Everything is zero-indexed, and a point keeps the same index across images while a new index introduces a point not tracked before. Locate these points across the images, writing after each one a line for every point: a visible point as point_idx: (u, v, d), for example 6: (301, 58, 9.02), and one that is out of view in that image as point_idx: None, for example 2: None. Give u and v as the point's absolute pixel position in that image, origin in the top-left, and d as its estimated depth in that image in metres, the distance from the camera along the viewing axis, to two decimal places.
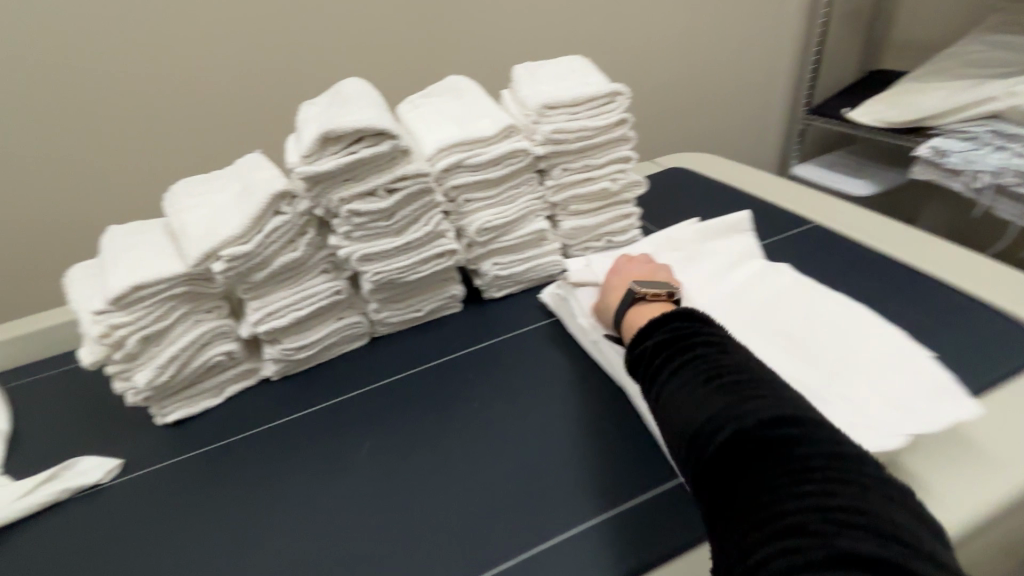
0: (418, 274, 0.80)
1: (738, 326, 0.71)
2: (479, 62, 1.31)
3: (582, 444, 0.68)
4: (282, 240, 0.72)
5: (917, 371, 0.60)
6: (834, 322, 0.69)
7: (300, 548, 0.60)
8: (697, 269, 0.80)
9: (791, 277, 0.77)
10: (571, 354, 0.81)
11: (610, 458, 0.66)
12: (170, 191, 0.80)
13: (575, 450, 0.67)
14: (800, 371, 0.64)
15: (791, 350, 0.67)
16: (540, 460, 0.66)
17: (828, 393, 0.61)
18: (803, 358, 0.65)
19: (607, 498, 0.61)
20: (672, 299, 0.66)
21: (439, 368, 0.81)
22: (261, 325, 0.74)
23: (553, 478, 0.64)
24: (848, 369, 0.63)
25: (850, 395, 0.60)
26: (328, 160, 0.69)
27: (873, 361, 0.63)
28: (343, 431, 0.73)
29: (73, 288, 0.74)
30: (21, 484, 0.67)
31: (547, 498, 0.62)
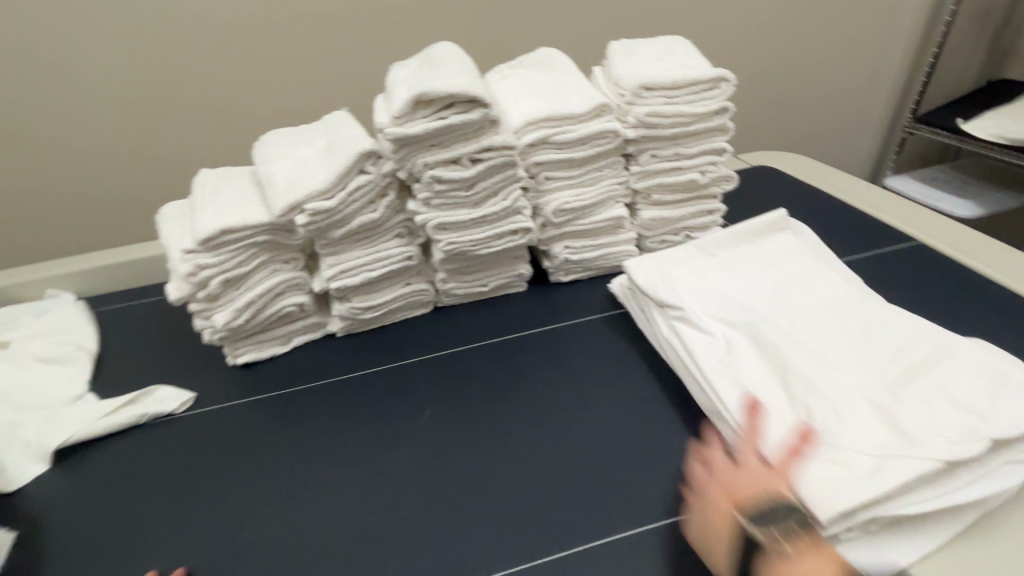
0: (490, 249, 0.78)
1: (799, 324, 0.66)
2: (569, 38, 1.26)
3: (641, 444, 0.65)
4: (363, 200, 0.70)
5: (988, 376, 0.56)
6: (881, 329, 0.64)
7: (357, 509, 0.61)
8: (748, 265, 0.75)
9: (849, 282, 0.72)
10: (638, 350, 0.78)
11: (670, 462, 0.63)
12: (258, 142, 0.80)
13: (634, 450, 0.64)
14: (865, 374, 0.59)
15: (854, 351, 0.62)
16: (601, 457, 0.64)
17: (895, 397, 0.56)
18: (867, 361, 0.61)
19: (670, 503, 0.59)
20: (804, 542, 0.45)
21: (503, 346, 0.80)
22: (333, 281, 0.74)
23: (614, 478, 0.62)
24: (914, 375, 0.58)
25: (919, 401, 0.55)
26: (419, 122, 0.67)
27: (920, 367, 0.59)
28: (402, 396, 0.73)
29: (162, 227, 0.75)
30: (105, 404, 0.70)
31: (603, 493, 0.60)
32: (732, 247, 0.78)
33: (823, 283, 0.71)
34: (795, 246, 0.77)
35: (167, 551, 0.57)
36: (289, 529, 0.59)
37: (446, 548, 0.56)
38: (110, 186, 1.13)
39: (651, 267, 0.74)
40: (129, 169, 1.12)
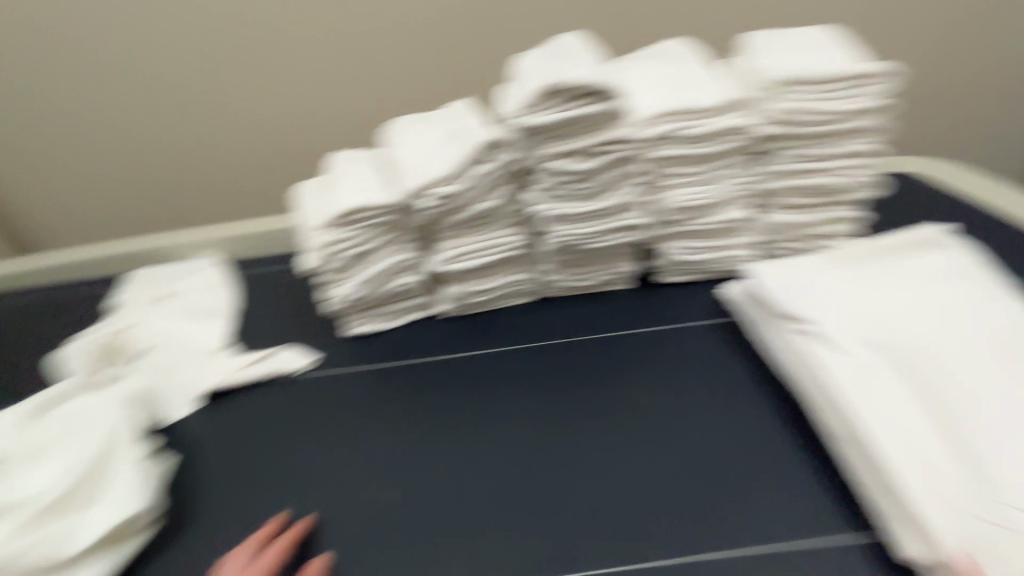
0: (600, 244, 0.76)
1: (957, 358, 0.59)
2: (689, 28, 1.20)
3: (746, 464, 0.63)
4: (479, 188, 0.71)
5: None
6: None
7: (459, 487, 0.64)
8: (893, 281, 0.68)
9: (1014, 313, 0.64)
10: (750, 362, 0.73)
11: (775, 487, 0.61)
12: (390, 123, 0.85)
13: (738, 469, 0.62)
14: None
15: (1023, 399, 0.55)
16: (705, 471, 0.63)
17: None
18: None
19: (773, 530, 0.57)
20: None
21: (604, 343, 0.78)
22: (447, 264, 0.77)
23: (717, 494, 0.61)
24: None
25: None
26: (546, 113, 0.67)
27: None
28: (503, 383, 0.74)
29: (302, 200, 0.83)
30: (239, 358, 0.77)
31: (702, 508, 0.60)
32: (874, 259, 0.71)
33: (985, 310, 0.63)
34: (949, 264, 0.69)
35: (290, 499, 0.63)
36: (398, 496, 0.63)
37: (544, 540, 0.59)
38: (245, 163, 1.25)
39: (783, 276, 0.68)
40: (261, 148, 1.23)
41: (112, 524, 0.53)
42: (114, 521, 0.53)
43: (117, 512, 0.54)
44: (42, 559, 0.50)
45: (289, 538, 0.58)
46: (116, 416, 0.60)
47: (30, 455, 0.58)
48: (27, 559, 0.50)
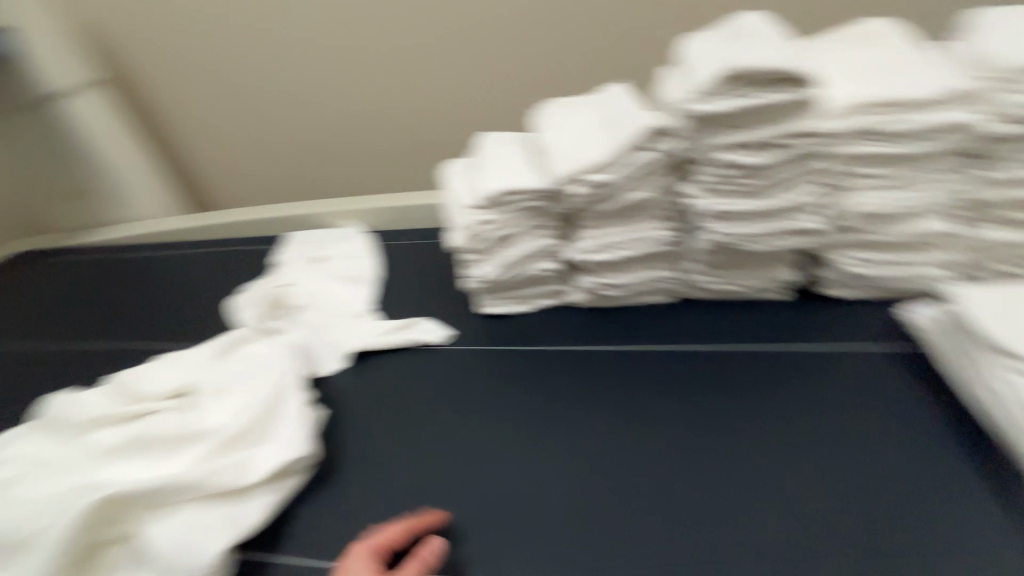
0: (762, 247, 0.69)
1: None
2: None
3: (911, 509, 0.56)
4: (635, 177, 0.68)
5: None
6: None
7: (590, 482, 0.62)
8: None
9: None
10: (934, 404, 0.64)
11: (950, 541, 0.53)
12: (539, 108, 0.83)
13: (901, 513, 0.56)
14: None
15: None
16: (872, 516, 0.56)
17: None
18: None
19: None
20: None
21: (752, 355, 0.72)
22: (589, 254, 0.75)
23: (888, 543, 0.54)
24: None
25: None
26: (726, 99, 0.61)
27: None
28: (632, 380, 0.72)
29: (450, 179, 0.85)
30: (384, 324, 0.83)
31: (857, 548, 0.54)
32: None
33: None
34: None
35: (426, 463, 0.67)
36: (529, 478, 0.64)
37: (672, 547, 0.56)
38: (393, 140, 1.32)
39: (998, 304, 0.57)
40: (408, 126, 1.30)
41: (284, 458, 0.59)
42: (285, 457, 0.59)
43: (287, 449, 0.60)
44: (228, 482, 0.56)
45: (413, 523, 0.58)
46: (290, 365, 0.67)
47: (217, 389, 0.65)
48: (217, 479, 0.56)
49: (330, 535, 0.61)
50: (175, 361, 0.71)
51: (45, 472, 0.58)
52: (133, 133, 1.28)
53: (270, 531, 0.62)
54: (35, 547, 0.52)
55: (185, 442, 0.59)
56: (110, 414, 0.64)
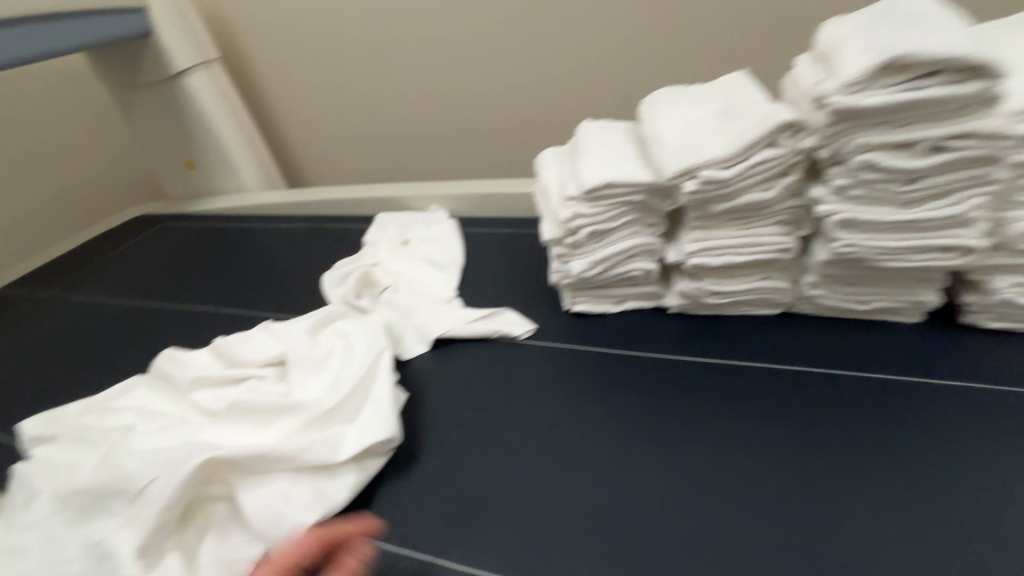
0: (900, 264, 0.61)
1: None
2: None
3: None
4: (761, 175, 0.62)
5: None
6: None
7: (674, 502, 0.57)
8: None
9: None
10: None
11: None
12: (646, 98, 0.78)
13: None
14: None
15: None
16: None
17: None
18: None
19: None
20: None
21: (874, 385, 0.64)
22: (694, 257, 0.69)
23: None
24: None
25: None
26: (876, 94, 0.53)
27: None
28: (729, 397, 0.66)
29: (546, 168, 0.82)
30: (469, 312, 0.82)
31: None
32: None
33: None
34: None
35: (503, 458, 0.64)
36: (605, 489, 0.59)
37: None
38: (482, 126, 1.31)
39: None
40: (499, 113, 1.28)
41: (370, 441, 0.59)
42: (374, 438, 0.59)
43: (374, 432, 0.60)
44: (318, 457, 0.57)
45: (327, 534, 0.51)
46: (383, 349, 0.69)
47: (313, 365, 0.67)
48: (308, 453, 0.57)
49: (399, 519, 0.60)
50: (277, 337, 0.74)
51: (160, 434, 0.61)
52: (242, 110, 1.36)
53: (348, 511, 0.62)
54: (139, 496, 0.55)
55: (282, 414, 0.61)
56: (217, 378, 0.68)
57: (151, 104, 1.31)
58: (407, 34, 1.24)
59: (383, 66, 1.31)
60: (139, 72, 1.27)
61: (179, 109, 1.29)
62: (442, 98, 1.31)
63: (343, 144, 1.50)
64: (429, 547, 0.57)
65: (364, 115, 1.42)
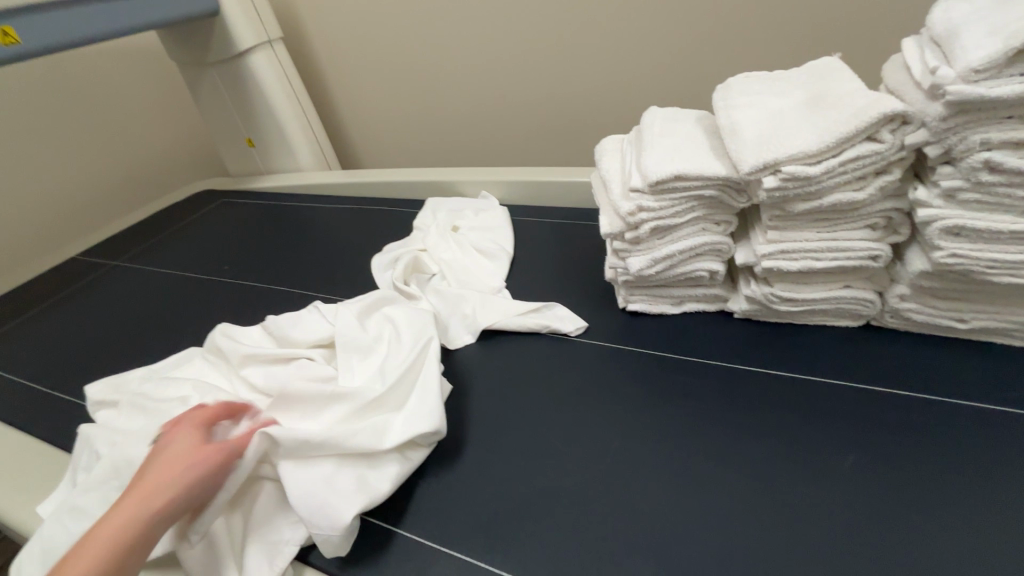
0: (1014, 281, 0.54)
1: None
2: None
3: None
4: (856, 173, 0.56)
5: None
6: None
7: (729, 524, 0.52)
8: None
9: None
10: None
11: None
12: (724, 82, 0.71)
13: None
14: None
15: None
16: None
17: None
18: None
19: None
20: None
21: (971, 416, 0.57)
22: (766, 259, 0.63)
23: None
24: None
25: None
26: (1006, 83, 0.46)
27: None
28: (799, 413, 0.60)
29: (607, 157, 0.77)
30: (519, 305, 0.79)
31: None
32: None
33: None
34: None
35: (546, 459, 0.61)
36: (654, 504, 0.55)
37: None
38: (539, 112, 1.27)
39: None
40: (557, 98, 1.23)
41: (415, 431, 0.58)
42: (420, 429, 0.58)
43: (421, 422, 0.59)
44: (362, 446, 0.56)
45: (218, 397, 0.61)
46: (432, 338, 0.67)
47: (361, 351, 0.67)
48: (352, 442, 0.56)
49: (438, 515, 0.59)
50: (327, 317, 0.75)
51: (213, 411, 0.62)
52: (302, 90, 1.37)
53: (391, 501, 0.61)
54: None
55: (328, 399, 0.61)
56: (267, 357, 0.68)
57: (217, 83, 1.34)
58: (467, 13, 1.20)
59: (440, 48, 1.29)
60: (205, 51, 1.30)
61: (243, 87, 1.32)
62: (499, 81, 1.27)
63: (397, 126, 1.50)
64: (464, 545, 0.55)
65: (419, 97, 1.40)
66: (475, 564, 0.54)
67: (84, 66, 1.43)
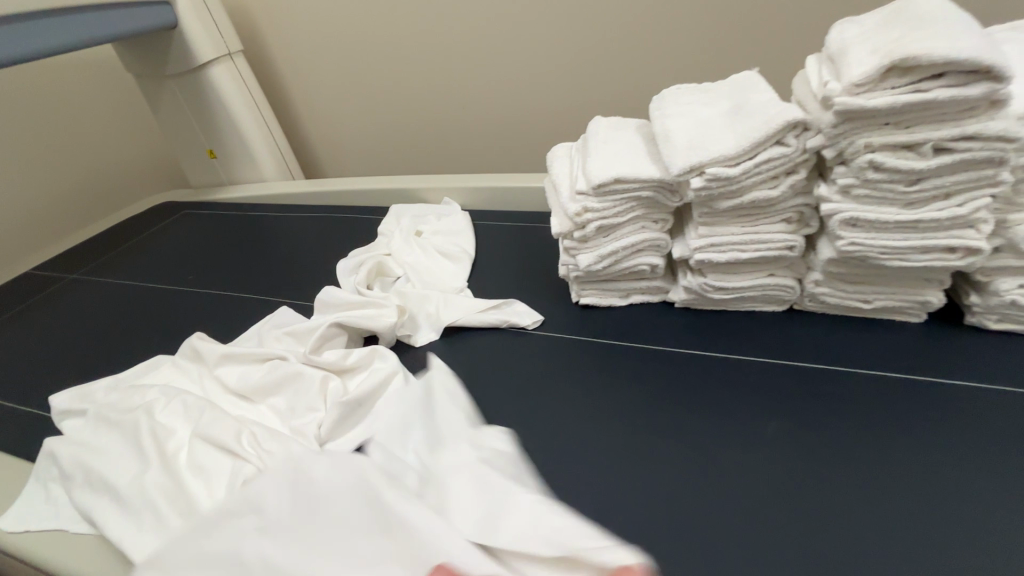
0: (903, 264, 0.62)
1: None
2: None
3: None
4: (768, 173, 0.63)
5: None
6: None
7: (676, 491, 0.58)
8: None
9: None
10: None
11: None
12: (659, 94, 0.78)
13: None
14: None
15: None
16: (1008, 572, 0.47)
17: None
18: None
19: None
20: None
21: (875, 382, 0.64)
22: (698, 252, 0.70)
23: None
24: None
25: None
26: (882, 94, 0.54)
27: None
28: (733, 390, 0.67)
29: (557, 163, 0.84)
30: (479, 302, 0.84)
31: None
32: None
33: None
34: None
35: None
36: (610, 478, 0.60)
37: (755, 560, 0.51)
38: (498, 121, 1.33)
39: None
40: (512, 107, 1.29)
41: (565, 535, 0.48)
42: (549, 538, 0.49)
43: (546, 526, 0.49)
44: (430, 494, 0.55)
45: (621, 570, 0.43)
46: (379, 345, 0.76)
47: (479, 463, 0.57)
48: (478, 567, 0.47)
49: None
50: (363, 368, 0.74)
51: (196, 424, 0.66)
52: (263, 101, 1.39)
53: None
54: (178, 471, 0.62)
55: (462, 506, 0.53)
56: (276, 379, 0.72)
57: (177, 95, 1.35)
58: (425, 28, 1.25)
59: (400, 61, 1.33)
60: (163, 64, 1.30)
61: (203, 99, 1.33)
62: (458, 92, 1.32)
63: (360, 136, 1.53)
64: None
65: (379, 108, 1.44)
66: None
67: (36, 78, 1.41)
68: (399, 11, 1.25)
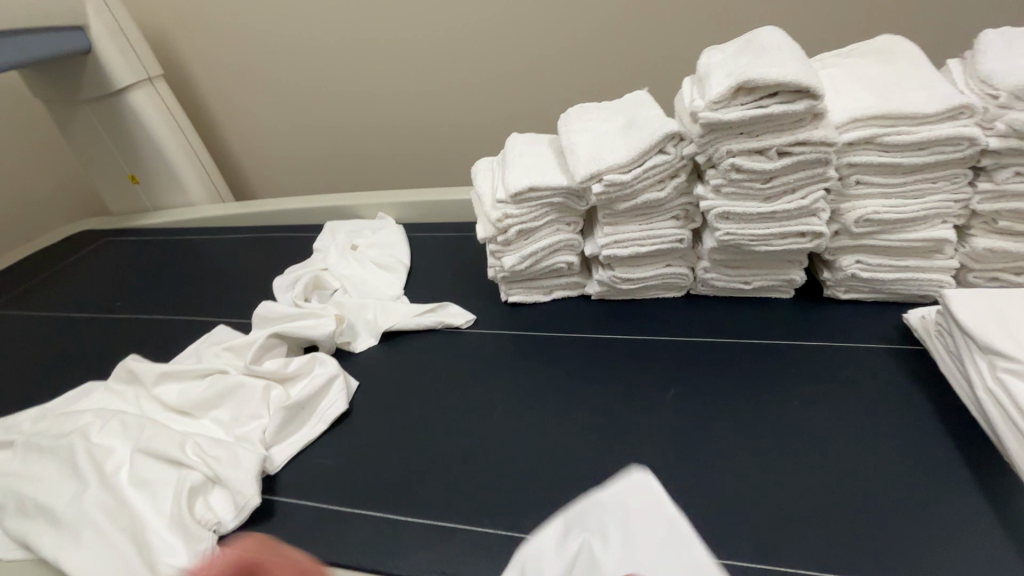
0: (768, 249, 0.74)
1: None
2: (922, 28, 1.05)
3: (893, 483, 0.59)
4: (655, 177, 0.74)
5: None
6: None
7: (593, 456, 0.65)
8: None
9: None
10: (937, 404, 0.66)
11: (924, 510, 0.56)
12: (565, 112, 0.88)
13: (885, 487, 0.58)
14: None
15: None
16: (851, 484, 0.59)
17: None
18: None
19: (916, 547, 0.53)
20: None
21: (757, 348, 0.76)
22: (606, 248, 0.80)
23: (867, 508, 0.57)
24: None
25: None
26: (734, 110, 0.66)
27: None
28: (641, 366, 0.76)
29: (479, 176, 0.91)
30: (415, 307, 0.90)
31: (832, 514, 0.57)
32: None
33: None
34: None
35: (444, 430, 0.72)
36: (536, 452, 0.67)
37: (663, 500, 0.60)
38: (426, 140, 1.40)
39: (952, 291, 0.62)
40: (438, 126, 1.37)
41: None
42: None
43: None
44: None
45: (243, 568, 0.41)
46: (317, 353, 0.79)
47: None
48: None
49: (354, 489, 0.67)
50: (304, 375, 0.77)
51: (137, 442, 0.67)
52: (188, 126, 1.38)
53: (307, 484, 0.68)
54: (120, 487, 0.63)
55: None
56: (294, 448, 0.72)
57: (92, 120, 1.32)
58: (349, 54, 1.31)
59: (326, 84, 1.37)
60: (75, 90, 1.28)
61: (123, 125, 1.31)
62: (386, 113, 1.38)
63: (290, 157, 1.55)
64: (375, 507, 0.64)
65: (309, 129, 1.47)
66: (387, 520, 0.63)
67: None
68: (323, 37, 1.30)
